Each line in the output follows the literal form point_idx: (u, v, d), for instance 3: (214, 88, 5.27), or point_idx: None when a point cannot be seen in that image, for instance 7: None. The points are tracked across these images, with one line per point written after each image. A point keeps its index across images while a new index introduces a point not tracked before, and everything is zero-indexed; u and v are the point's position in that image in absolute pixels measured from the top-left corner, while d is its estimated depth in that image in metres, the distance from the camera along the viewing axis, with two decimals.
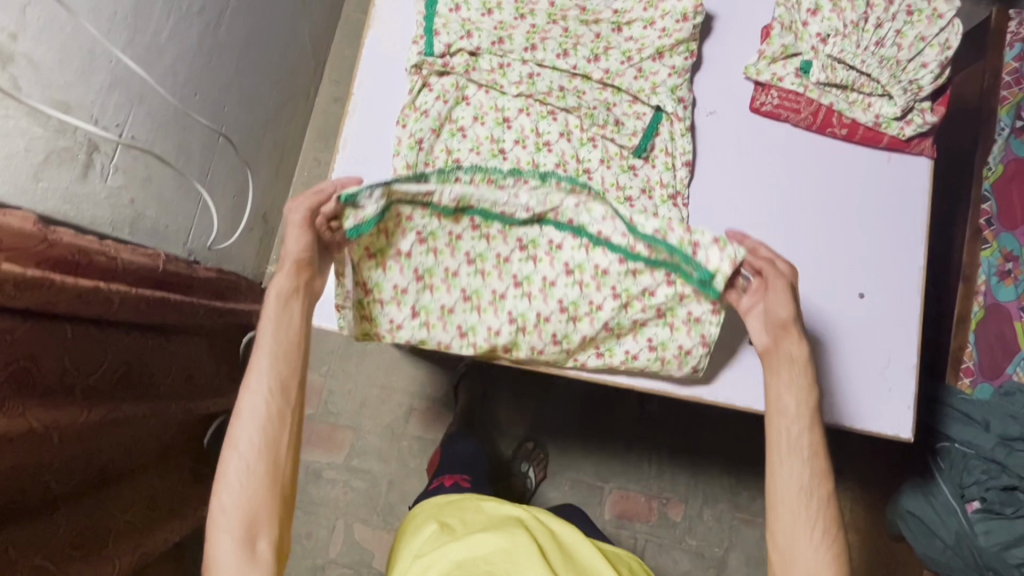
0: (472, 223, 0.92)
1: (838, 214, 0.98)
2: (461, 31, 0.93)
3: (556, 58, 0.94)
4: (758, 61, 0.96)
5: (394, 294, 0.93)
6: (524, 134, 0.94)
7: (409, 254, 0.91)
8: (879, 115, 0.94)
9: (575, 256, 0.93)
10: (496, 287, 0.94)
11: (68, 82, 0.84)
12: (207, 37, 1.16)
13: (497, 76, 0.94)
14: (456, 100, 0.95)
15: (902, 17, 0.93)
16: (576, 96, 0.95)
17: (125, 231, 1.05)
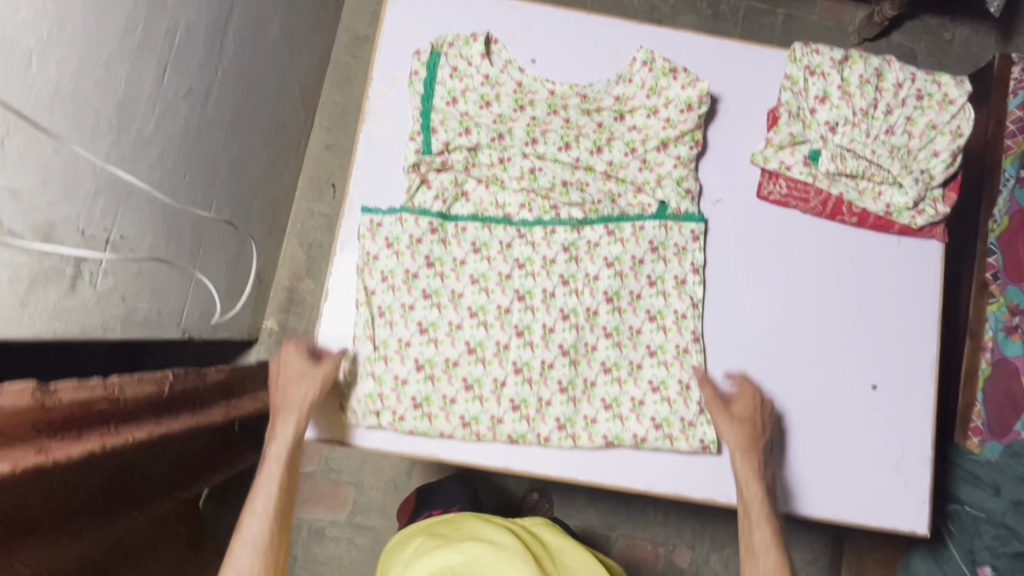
0: (472, 278, 1.00)
1: (839, 300, 0.99)
2: (459, 128, 1.00)
3: (558, 151, 1.01)
4: (766, 148, 0.98)
5: (395, 385, 0.97)
6: (524, 229, 1.00)
7: (409, 344, 0.98)
8: (890, 204, 0.97)
9: (569, 337, 0.98)
10: (499, 338, 0.98)
11: (52, 202, 0.81)
12: (195, 117, 1.13)
13: (497, 170, 1.01)
14: (456, 196, 1.02)
15: (913, 102, 0.95)
16: (580, 189, 1.01)
17: (118, 328, 1.02)
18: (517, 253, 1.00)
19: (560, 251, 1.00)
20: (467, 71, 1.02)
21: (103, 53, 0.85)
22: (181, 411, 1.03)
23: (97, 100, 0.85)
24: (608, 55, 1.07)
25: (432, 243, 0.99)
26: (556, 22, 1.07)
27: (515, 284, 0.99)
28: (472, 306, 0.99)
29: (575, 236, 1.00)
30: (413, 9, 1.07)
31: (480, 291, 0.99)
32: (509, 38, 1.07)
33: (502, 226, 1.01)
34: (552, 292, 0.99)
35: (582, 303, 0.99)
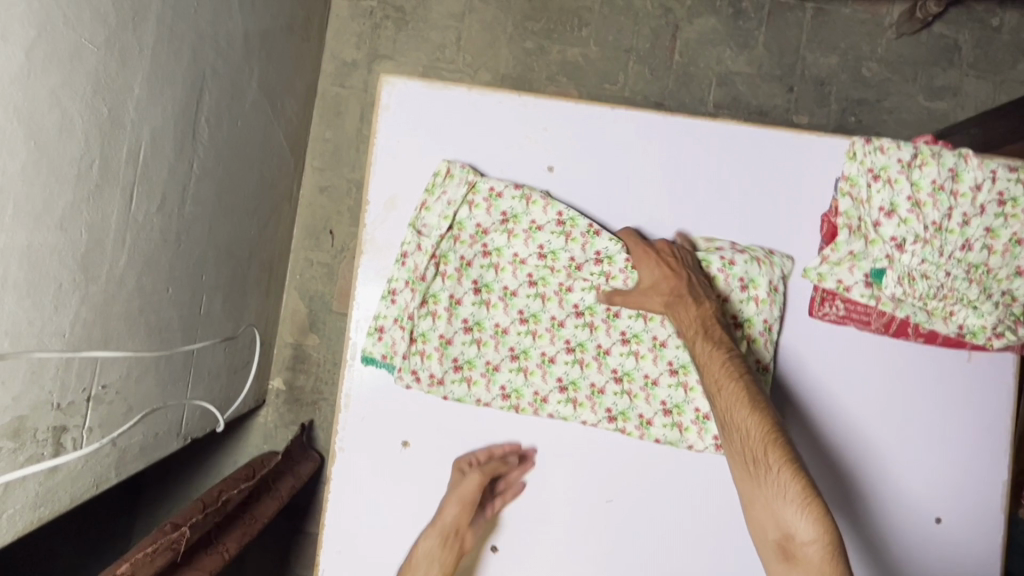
0: (511, 353, 0.98)
1: (901, 457, 0.98)
2: (480, 304, 0.98)
3: (576, 321, 0.98)
4: (821, 265, 0.93)
5: (475, 231, 0.96)
6: (548, 360, 0.99)
7: (460, 302, 0.97)
8: (963, 326, 0.92)
9: (623, 365, 0.99)
10: (546, 349, 0.99)
11: (18, 395, 0.71)
12: (172, 225, 1.02)
13: (527, 338, 0.98)
14: (474, 339, 0.98)
15: (993, 208, 0.88)
16: (598, 351, 0.99)
17: (112, 474, 0.95)
18: (517, 340, 0.98)
19: (564, 350, 0.99)
20: (483, 210, 0.95)
21: (56, 212, 0.73)
22: (196, 559, 0.99)
23: (56, 263, 0.75)
24: (630, 155, 0.97)
25: (429, 315, 0.96)
26: (571, 121, 0.97)
27: (523, 345, 0.98)
28: (515, 345, 0.99)
29: (587, 338, 0.99)
30: (412, 112, 0.97)
31: (527, 332, 0.98)
32: (521, 142, 0.97)
33: (531, 355, 0.99)
34: (600, 389, 0.99)
35: (569, 250, 0.95)
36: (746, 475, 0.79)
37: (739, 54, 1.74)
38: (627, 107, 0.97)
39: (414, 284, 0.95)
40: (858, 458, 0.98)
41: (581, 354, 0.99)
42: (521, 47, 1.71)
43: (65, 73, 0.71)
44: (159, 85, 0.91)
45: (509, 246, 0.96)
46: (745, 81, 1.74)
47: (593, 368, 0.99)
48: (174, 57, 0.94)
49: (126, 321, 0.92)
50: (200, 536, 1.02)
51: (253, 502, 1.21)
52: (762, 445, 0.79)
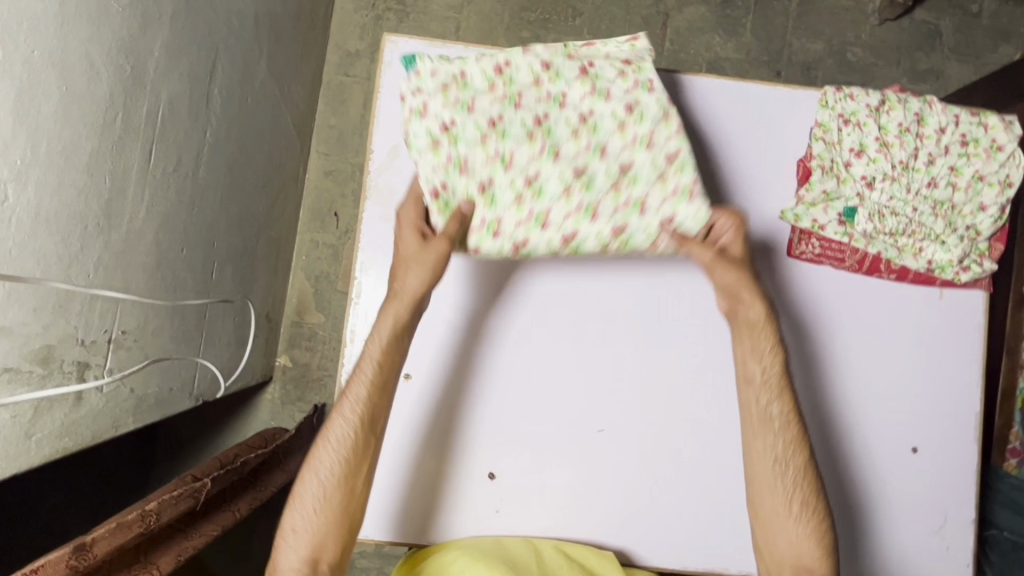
0: (484, 117, 0.84)
1: (874, 399, 0.90)
2: (510, 120, 0.85)
3: (542, 174, 0.84)
4: (796, 205, 0.88)
5: (604, 131, 0.85)
6: (484, 133, 0.84)
7: (503, 117, 0.85)
8: (931, 261, 0.87)
9: (507, 194, 0.85)
10: (511, 126, 0.84)
11: (47, 325, 0.77)
12: (187, 188, 1.08)
13: (499, 141, 0.84)
14: (465, 108, 0.84)
15: (957, 149, 0.84)
16: (516, 175, 0.84)
17: (130, 420, 1.00)
18: (515, 109, 0.85)
19: (502, 165, 0.84)
20: (614, 85, 0.86)
21: (83, 156, 0.79)
22: (211, 513, 1.04)
23: (82, 206, 0.81)
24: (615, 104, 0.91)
25: (479, 151, 0.84)
26: (567, 76, 0.92)
27: (512, 230, 0.85)
28: (494, 118, 0.84)
29: (544, 154, 0.85)
30: (411, 68, 0.92)
31: (523, 123, 0.85)
32: (513, 96, 0.91)
33: (476, 133, 0.84)
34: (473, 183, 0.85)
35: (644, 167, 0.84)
36: (784, 509, 0.84)
37: (728, 40, 1.81)
38: (613, 62, 0.93)
39: (488, 137, 0.84)
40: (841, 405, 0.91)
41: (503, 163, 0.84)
42: (518, 37, 1.78)
43: (93, 29, 0.78)
44: (176, 52, 0.98)
45: (602, 138, 0.85)
46: (734, 66, 1.80)
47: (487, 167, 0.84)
48: (190, 28, 1.01)
49: (145, 273, 0.98)
50: (217, 492, 1.06)
51: (264, 472, 1.25)
52: (809, 491, 0.85)
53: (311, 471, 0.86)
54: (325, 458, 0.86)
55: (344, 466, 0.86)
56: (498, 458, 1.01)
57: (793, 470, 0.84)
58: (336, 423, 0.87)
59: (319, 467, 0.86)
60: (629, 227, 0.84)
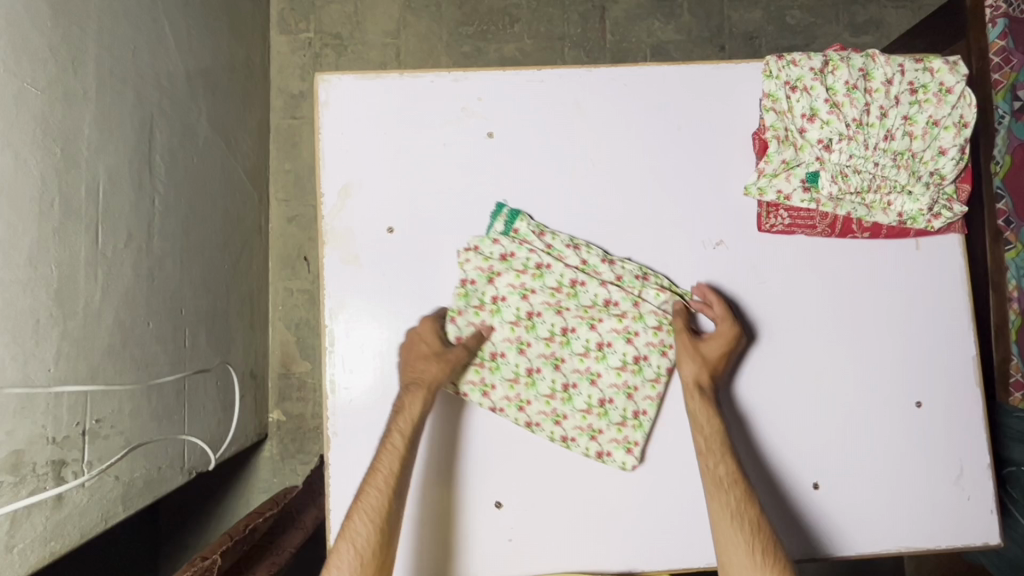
0: (519, 282, 0.84)
1: (870, 358, 0.89)
2: (526, 312, 0.85)
3: (540, 358, 0.87)
4: (758, 179, 0.86)
5: (616, 367, 0.87)
6: (519, 299, 0.85)
7: (530, 297, 0.85)
8: (902, 214, 0.85)
9: (509, 343, 0.86)
10: (543, 295, 0.85)
11: (10, 430, 0.74)
12: (143, 261, 1.05)
13: (522, 328, 0.86)
14: (510, 265, 0.85)
15: (907, 98, 0.83)
16: (523, 344, 0.86)
17: (119, 509, 0.95)
18: (545, 321, 0.86)
19: (509, 351, 0.87)
20: (644, 333, 0.85)
21: (22, 250, 0.76)
22: None
23: (30, 301, 0.78)
24: (563, 107, 0.89)
25: (517, 303, 0.85)
26: (508, 86, 0.89)
27: (501, 378, 0.87)
28: (530, 307, 0.85)
29: (569, 331, 0.86)
30: (351, 106, 0.88)
31: (553, 309, 0.85)
32: (458, 115, 0.88)
33: (513, 299, 0.85)
34: (492, 326, 0.86)
35: (625, 399, 0.88)
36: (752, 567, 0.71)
37: (667, 23, 1.81)
38: (553, 65, 0.90)
39: (519, 323, 0.85)
40: (842, 374, 0.88)
41: (518, 319, 0.85)
42: (459, 53, 1.77)
43: (12, 118, 0.75)
44: (109, 125, 0.95)
45: (636, 329, 0.85)
46: (677, 47, 1.81)
47: (490, 361, 0.87)
48: (119, 100, 0.98)
49: (110, 356, 0.94)
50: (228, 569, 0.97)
51: (277, 533, 1.16)
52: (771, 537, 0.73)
53: (346, 545, 0.72)
54: (360, 527, 0.72)
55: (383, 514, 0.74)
56: (504, 484, 0.89)
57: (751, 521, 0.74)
58: (383, 464, 0.76)
59: (364, 509, 0.74)
60: (574, 443, 0.88)
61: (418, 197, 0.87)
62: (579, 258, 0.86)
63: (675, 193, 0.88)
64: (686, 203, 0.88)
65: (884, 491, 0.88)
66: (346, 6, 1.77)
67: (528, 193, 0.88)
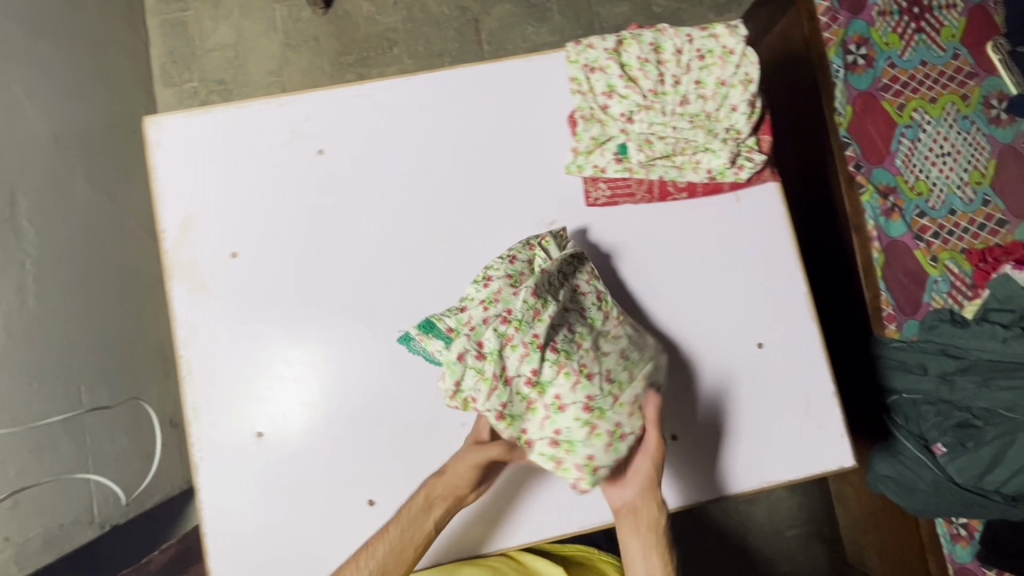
0: (524, 340, 0.75)
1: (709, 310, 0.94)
2: (546, 342, 0.77)
3: (596, 363, 0.81)
4: (575, 158, 0.92)
5: (600, 307, 0.87)
6: (536, 353, 0.76)
7: (534, 334, 0.77)
8: (710, 170, 0.91)
9: (580, 395, 0.78)
10: (539, 330, 0.77)
11: None
12: (16, 323, 1.07)
13: (565, 361, 0.78)
14: (495, 333, 0.76)
15: (696, 64, 0.89)
16: (593, 377, 0.80)
17: (14, 569, 0.98)
18: (563, 347, 0.79)
19: (580, 402, 0.78)
20: (586, 291, 0.86)
21: None
22: None
23: None
24: (387, 116, 0.93)
25: (541, 352, 0.76)
26: (332, 104, 0.93)
27: (613, 418, 0.81)
28: (553, 348, 0.78)
29: (574, 341, 0.81)
30: (182, 144, 0.91)
31: (551, 325, 0.79)
32: (286, 137, 0.92)
33: (536, 359, 0.76)
34: (562, 401, 0.77)
35: (624, 321, 0.89)
36: None
37: (540, 27, 1.88)
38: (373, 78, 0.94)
39: (562, 361, 0.78)
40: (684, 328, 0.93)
41: (564, 364, 0.78)
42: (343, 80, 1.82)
43: None
44: None
45: (579, 292, 0.86)
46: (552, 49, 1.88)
47: (599, 420, 0.80)
48: None
49: None
50: None
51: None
52: None
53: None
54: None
55: (398, 566, 0.78)
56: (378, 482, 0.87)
57: None
58: (395, 526, 0.80)
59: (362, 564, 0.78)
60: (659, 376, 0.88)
61: (259, 219, 0.91)
62: (501, 279, 0.82)
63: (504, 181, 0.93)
64: (515, 190, 0.93)
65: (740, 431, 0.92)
66: (226, 52, 1.81)
67: (364, 202, 0.92)
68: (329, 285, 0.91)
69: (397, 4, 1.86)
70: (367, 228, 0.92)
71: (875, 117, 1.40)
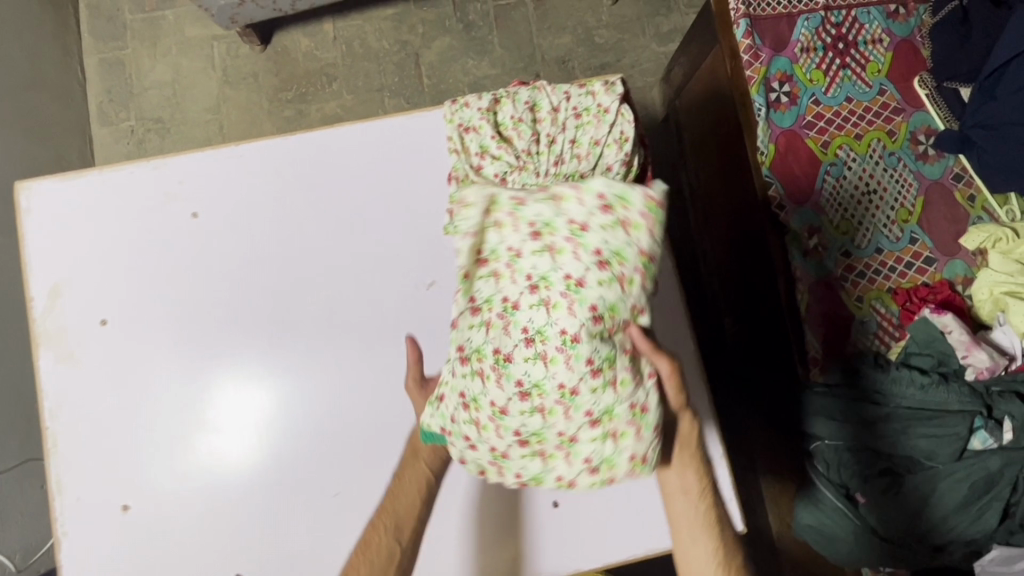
0: (490, 414, 0.78)
1: None
2: (507, 392, 0.77)
3: (569, 368, 0.76)
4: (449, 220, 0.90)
5: (507, 269, 0.80)
6: (519, 415, 0.77)
7: (498, 404, 0.78)
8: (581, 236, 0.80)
9: (587, 411, 0.77)
10: (496, 398, 0.78)
11: None
12: None
13: (535, 391, 0.77)
14: (467, 408, 0.80)
15: (572, 122, 0.88)
16: (582, 390, 0.76)
17: None
18: (529, 384, 0.77)
19: (586, 424, 0.77)
20: (514, 289, 0.79)
21: None
22: None
23: None
24: (263, 180, 0.94)
25: (517, 408, 0.77)
26: (205, 167, 0.94)
27: (621, 410, 0.78)
28: (520, 385, 0.77)
29: (541, 376, 0.77)
30: (53, 211, 0.93)
31: (518, 380, 0.77)
32: (161, 201, 0.94)
33: (519, 418, 0.77)
34: (572, 437, 0.77)
35: (558, 270, 0.78)
36: None
37: (480, 59, 1.87)
38: (251, 140, 0.95)
39: (532, 395, 0.77)
40: None
41: (547, 408, 0.77)
42: (282, 118, 1.82)
43: None
44: None
45: (512, 309, 0.79)
46: (493, 81, 1.87)
47: (613, 418, 0.78)
48: None
49: None
50: None
51: None
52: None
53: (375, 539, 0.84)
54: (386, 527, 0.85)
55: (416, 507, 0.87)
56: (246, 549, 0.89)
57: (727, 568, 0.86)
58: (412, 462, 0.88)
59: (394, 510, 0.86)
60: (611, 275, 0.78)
61: (131, 285, 0.93)
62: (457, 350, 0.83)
63: (380, 243, 0.94)
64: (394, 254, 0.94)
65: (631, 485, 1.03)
66: (164, 90, 1.81)
67: (237, 268, 0.93)
68: (196, 350, 0.92)
69: (336, 39, 1.85)
70: (244, 293, 0.93)
71: (798, 155, 1.35)
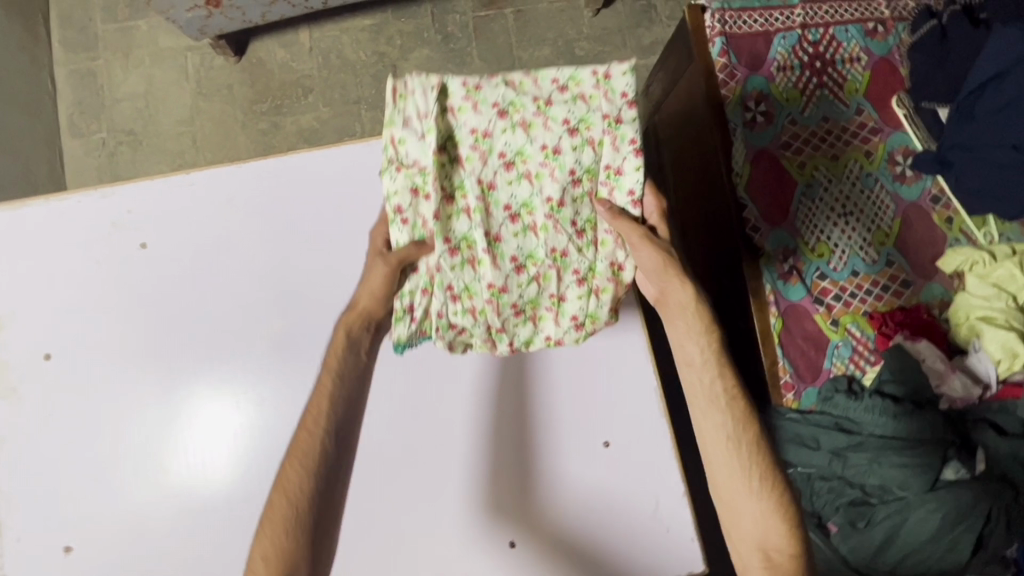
0: (487, 298, 0.88)
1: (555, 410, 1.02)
2: (500, 276, 0.87)
3: (553, 238, 0.88)
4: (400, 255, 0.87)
5: (475, 153, 0.84)
6: (513, 284, 0.88)
7: (492, 281, 0.87)
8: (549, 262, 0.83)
9: (577, 268, 0.90)
10: (492, 277, 0.87)
11: None
12: None
13: (524, 260, 0.88)
14: (461, 288, 0.87)
15: None
16: (572, 254, 0.89)
17: None
18: (515, 251, 0.88)
19: (574, 282, 0.91)
20: (497, 173, 0.85)
21: None
22: None
23: None
24: (213, 211, 1.00)
25: (514, 279, 0.88)
26: (150, 196, 0.99)
27: (599, 264, 0.90)
28: (513, 255, 0.88)
29: (531, 246, 0.88)
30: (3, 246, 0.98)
31: (514, 257, 0.88)
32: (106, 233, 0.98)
33: (512, 287, 0.89)
34: (561, 296, 0.91)
35: (532, 142, 0.85)
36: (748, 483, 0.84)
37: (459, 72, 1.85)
38: (200, 167, 1.01)
39: (521, 266, 0.88)
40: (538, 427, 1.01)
41: (538, 273, 0.89)
42: (257, 131, 1.79)
43: None
44: None
45: (491, 197, 0.86)
46: None
47: (596, 274, 0.91)
48: None
49: None
50: None
51: None
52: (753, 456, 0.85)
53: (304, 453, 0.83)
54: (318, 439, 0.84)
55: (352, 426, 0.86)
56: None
57: (748, 445, 0.85)
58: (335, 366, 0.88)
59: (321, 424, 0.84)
60: (589, 145, 0.85)
61: (77, 315, 0.97)
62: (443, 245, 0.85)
63: None
64: None
65: (593, 527, 0.98)
66: (136, 102, 1.78)
67: (183, 296, 0.98)
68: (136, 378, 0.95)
69: (312, 50, 1.82)
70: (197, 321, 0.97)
71: (774, 177, 1.34)
